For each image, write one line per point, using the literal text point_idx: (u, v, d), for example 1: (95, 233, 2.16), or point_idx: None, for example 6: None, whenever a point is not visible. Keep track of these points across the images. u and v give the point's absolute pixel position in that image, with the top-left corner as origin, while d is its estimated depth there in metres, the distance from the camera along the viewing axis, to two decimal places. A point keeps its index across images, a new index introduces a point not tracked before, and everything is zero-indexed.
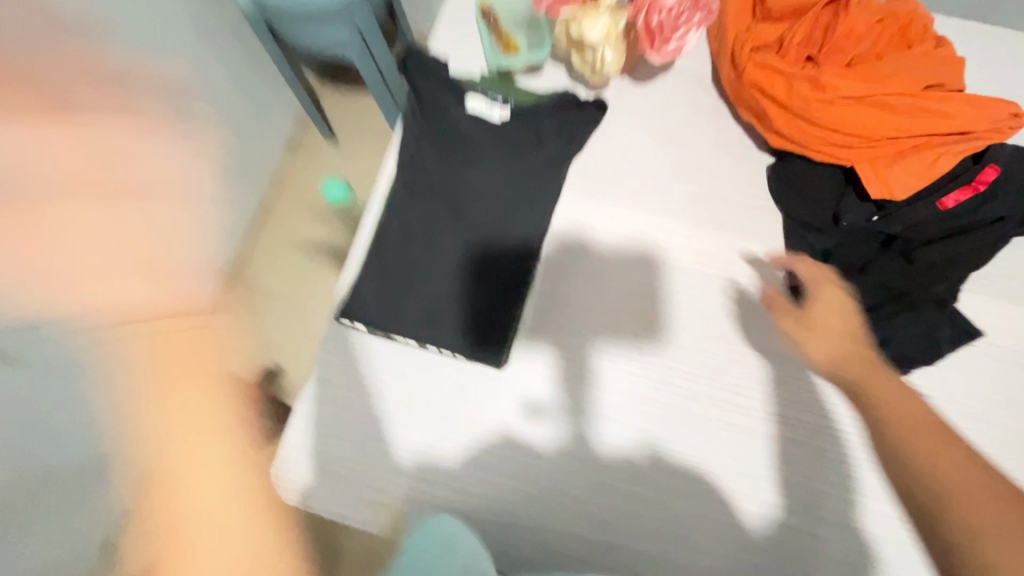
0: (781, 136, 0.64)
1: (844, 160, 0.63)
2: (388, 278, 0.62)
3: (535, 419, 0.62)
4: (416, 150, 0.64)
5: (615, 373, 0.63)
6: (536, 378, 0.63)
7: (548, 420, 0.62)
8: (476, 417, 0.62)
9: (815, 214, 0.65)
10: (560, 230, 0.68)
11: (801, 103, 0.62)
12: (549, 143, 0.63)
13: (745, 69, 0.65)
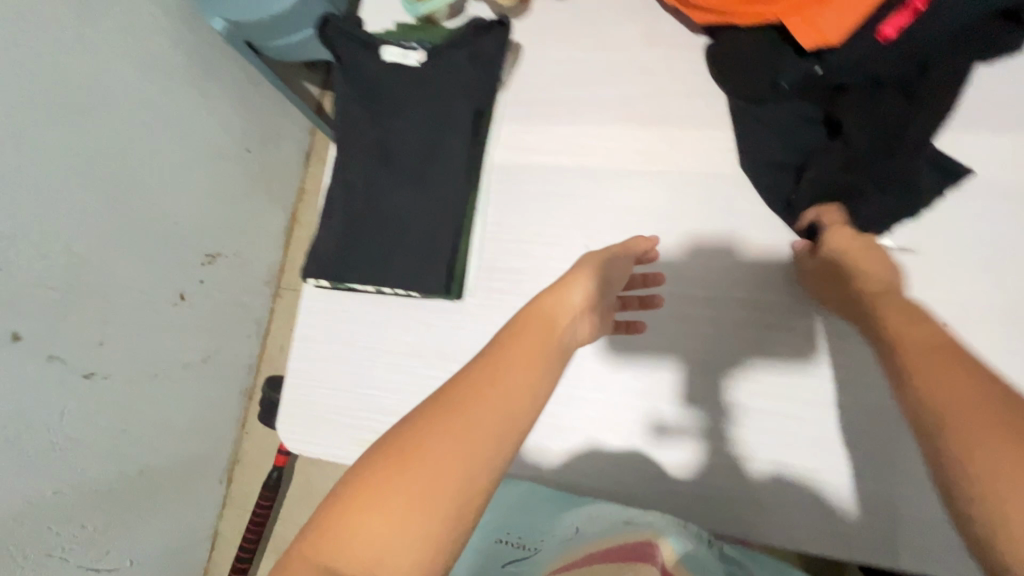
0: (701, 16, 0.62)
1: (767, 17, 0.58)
2: (339, 231, 0.66)
3: (668, 441, 0.61)
4: (348, 112, 0.67)
5: (759, 391, 0.59)
6: (659, 397, 0.62)
7: (681, 439, 0.60)
8: (608, 431, 0.63)
9: (755, 86, 0.61)
10: (505, 168, 0.69)
11: None
12: (465, 73, 0.64)
13: None
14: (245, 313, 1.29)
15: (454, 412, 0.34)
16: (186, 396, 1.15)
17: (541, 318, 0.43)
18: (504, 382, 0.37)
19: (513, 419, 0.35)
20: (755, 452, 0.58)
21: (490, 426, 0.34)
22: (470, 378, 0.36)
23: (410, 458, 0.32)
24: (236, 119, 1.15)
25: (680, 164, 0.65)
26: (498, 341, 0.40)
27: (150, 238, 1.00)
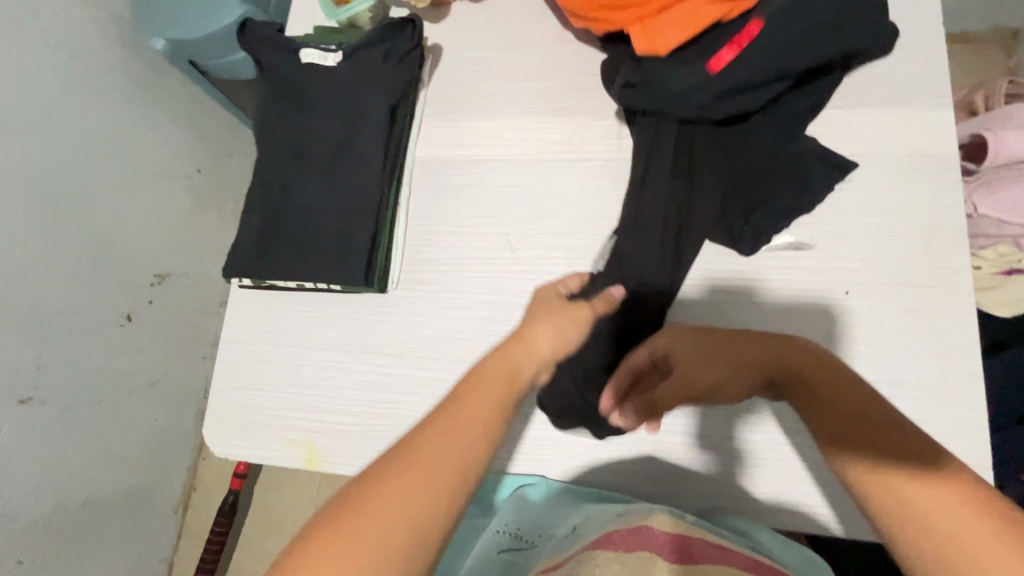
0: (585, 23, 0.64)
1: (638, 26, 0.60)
2: (259, 229, 0.66)
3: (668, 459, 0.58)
4: (267, 113, 0.68)
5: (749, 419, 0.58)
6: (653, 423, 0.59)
7: (681, 453, 0.58)
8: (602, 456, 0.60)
9: None
10: (426, 163, 0.70)
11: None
12: (378, 70, 0.66)
13: None
14: (199, 334, 1.26)
15: (385, 489, 0.32)
16: (135, 422, 1.11)
17: (498, 370, 0.39)
18: (444, 443, 0.34)
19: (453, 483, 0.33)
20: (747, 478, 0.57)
21: (421, 497, 0.32)
22: (408, 449, 0.33)
23: (340, 533, 0.30)
24: (184, 139, 1.14)
25: (595, 152, 0.67)
26: (443, 400, 0.37)
27: (90, 258, 0.98)
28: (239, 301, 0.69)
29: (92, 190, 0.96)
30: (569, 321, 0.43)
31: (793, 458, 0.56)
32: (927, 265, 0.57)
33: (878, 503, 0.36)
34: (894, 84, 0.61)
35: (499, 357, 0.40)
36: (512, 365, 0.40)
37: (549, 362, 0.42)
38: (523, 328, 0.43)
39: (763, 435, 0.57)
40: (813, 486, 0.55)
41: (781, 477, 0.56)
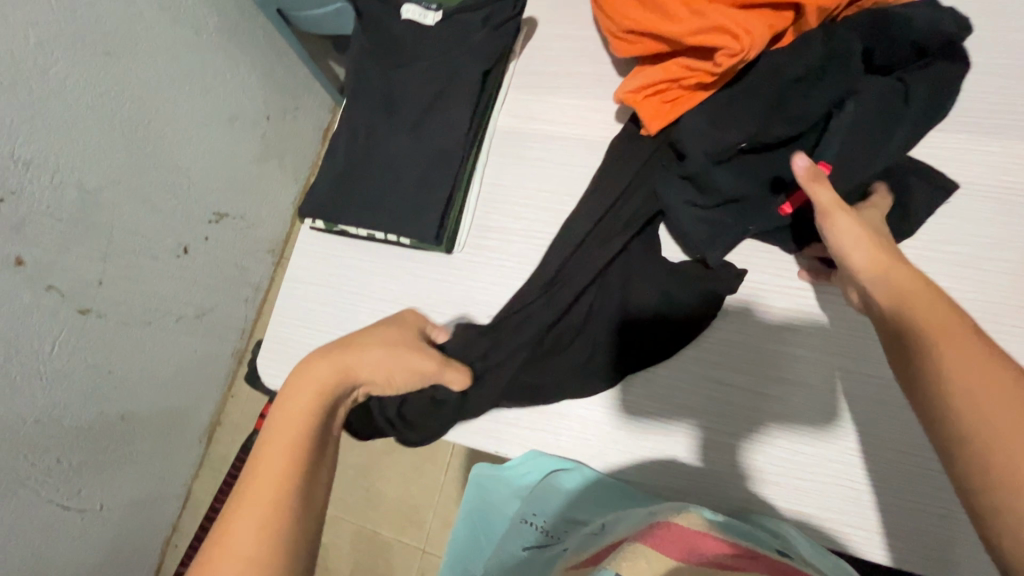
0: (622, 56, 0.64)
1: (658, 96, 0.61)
2: (338, 176, 0.68)
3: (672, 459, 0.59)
4: (361, 65, 0.70)
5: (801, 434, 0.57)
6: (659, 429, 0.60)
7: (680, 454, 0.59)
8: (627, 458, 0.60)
9: None
10: (506, 134, 0.71)
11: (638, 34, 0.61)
12: (475, 35, 0.66)
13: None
14: (245, 276, 1.30)
15: (248, 489, 0.38)
16: (177, 350, 1.16)
17: (340, 386, 0.46)
18: (287, 450, 0.40)
19: (304, 469, 0.39)
20: (787, 500, 0.56)
21: (272, 488, 0.38)
22: (257, 455, 0.40)
23: (226, 532, 0.36)
24: (259, 86, 1.17)
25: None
26: (287, 410, 0.42)
27: (160, 185, 1.02)
28: (305, 242, 0.71)
29: (171, 121, 1.00)
30: (406, 353, 0.51)
31: (810, 481, 0.55)
32: (1010, 305, 0.55)
33: (944, 410, 0.35)
34: (1000, 116, 0.59)
35: (332, 369, 0.45)
36: (345, 376, 0.46)
37: (383, 385, 0.51)
38: (359, 343, 0.49)
39: (775, 459, 0.57)
40: (834, 511, 0.54)
41: (797, 500, 0.55)
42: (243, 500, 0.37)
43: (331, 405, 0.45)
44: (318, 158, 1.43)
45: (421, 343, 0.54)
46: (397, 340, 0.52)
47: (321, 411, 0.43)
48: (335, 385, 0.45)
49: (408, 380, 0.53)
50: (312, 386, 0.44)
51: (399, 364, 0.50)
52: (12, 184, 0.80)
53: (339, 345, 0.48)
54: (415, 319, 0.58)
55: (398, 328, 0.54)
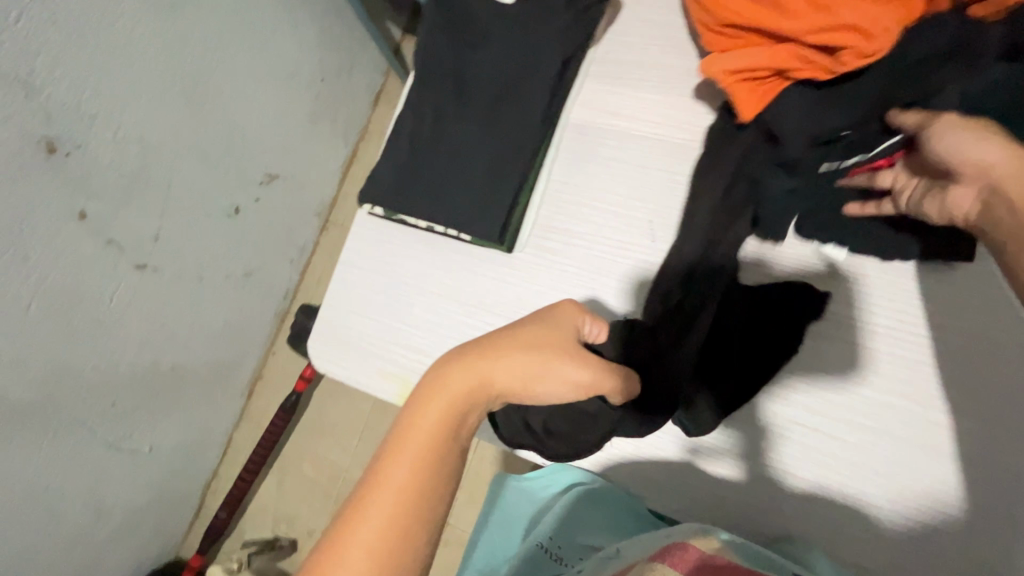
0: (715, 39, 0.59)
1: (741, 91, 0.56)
2: (401, 161, 0.65)
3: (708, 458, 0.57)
4: (431, 43, 0.66)
5: (820, 403, 0.56)
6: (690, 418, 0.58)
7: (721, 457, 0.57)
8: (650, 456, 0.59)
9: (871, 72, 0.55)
10: (578, 127, 0.66)
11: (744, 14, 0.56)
12: (557, 17, 0.61)
13: None
14: (291, 238, 1.31)
15: (364, 505, 0.33)
16: (225, 307, 1.17)
17: (475, 395, 0.39)
18: (410, 467, 0.35)
19: (427, 487, 0.35)
20: (808, 471, 0.55)
21: (390, 511, 0.33)
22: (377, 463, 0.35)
23: (337, 546, 0.32)
24: (316, 45, 1.14)
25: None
26: (413, 416, 0.37)
27: (218, 142, 1.01)
28: (361, 226, 0.70)
29: (230, 77, 0.98)
30: (558, 361, 0.41)
31: (833, 416, 0.55)
32: None
33: None
34: None
35: (466, 375, 0.39)
36: (480, 382, 0.39)
37: (526, 393, 0.42)
38: (506, 345, 0.41)
39: (799, 404, 0.56)
40: (862, 451, 0.54)
41: (821, 437, 0.55)
42: (357, 516, 0.33)
43: (461, 418, 0.38)
44: (368, 123, 1.40)
45: (574, 344, 0.44)
46: (552, 344, 0.42)
47: (448, 425, 0.37)
48: (469, 399, 0.38)
49: (560, 392, 0.42)
50: (439, 392, 0.38)
51: (542, 372, 0.41)
52: (78, 137, 0.78)
53: (477, 345, 0.41)
54: (578, 315, 0.46)
55: (553, 326, 0.44)
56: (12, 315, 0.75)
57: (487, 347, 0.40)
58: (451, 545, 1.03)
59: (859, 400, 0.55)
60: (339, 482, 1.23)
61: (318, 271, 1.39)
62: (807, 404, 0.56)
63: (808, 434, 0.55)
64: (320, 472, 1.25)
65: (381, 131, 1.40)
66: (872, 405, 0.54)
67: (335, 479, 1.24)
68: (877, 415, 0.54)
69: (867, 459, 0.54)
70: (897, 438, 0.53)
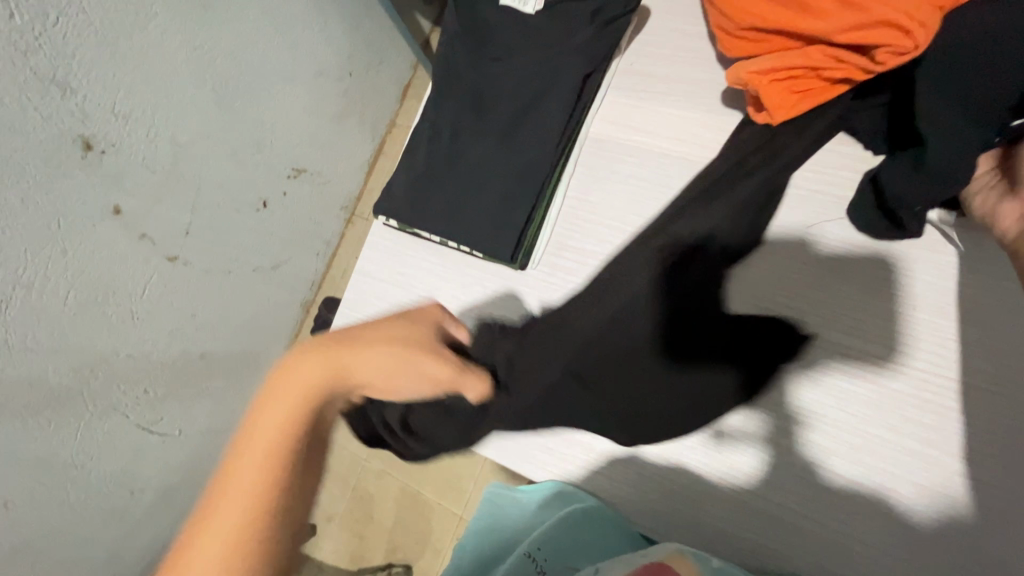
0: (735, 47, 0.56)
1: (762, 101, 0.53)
2: (417, 174, 0.64)
3: (732, 447, 0.54)
4: (450, 54, 0.65)
5: (849, 388, 0.52)
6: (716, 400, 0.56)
7: (745, 446, 0.54)
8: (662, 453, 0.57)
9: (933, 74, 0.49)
10: (599, 143, 0.64)
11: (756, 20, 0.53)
12: (580, 29, 0.59)
13: None
14: (317, 231, 1.32)
15: (213, 509, 0.35)
16: (252, 299, 1.20)
17: (325, 393, 0.41)
18: (264, 464, 0.36)
19: (282, 481, 0.36)
20: (829, 455, 0.52)
21: (232, 515, 0.34)
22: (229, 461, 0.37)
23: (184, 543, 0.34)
24: (344, 39, 1.14)
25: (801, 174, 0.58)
26: (263, 412, 0.39)
27: (247, 138, 1.02)
28: (377, 236, 0.70)
29: (259, 74, 0.99)
30: (413, 353, 0.44)
31: (850, 413, 0.52)
32: None
33: None
34: None
35: (321, 364, 0.41)
36: (336, 376, 0.41)
37: (374, 388, 0.44)
38: (356, 343, 0.43)
39: (818, 393, 0.53)
40: (877, 453, 0.50)
41: (834, 434, 0.52)
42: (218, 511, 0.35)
43: (316, 413, 0.40)
44: (395, 117, 1.40)
45: (431, 339, 0.46)
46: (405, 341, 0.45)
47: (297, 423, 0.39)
48: (320, 388, 0.40)
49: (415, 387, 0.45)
50: (287, 388, 0.40)
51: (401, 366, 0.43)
52: (112, 137, 0.79)
53: (333, 343, 0.43)
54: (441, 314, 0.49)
55: (419, 323, 0.46)
56: (49, 309, 0.79)
57: (354, 347, 0.43)
58: (461, 541, 1.02)
59: (891, 382, 0.51)
60: None
61: (342, 264, 1.40)
62: (833, 386, 0.53)
63: (834, 416, 0.52)
64: None
65: (408, 124, 1.39)
66: (904, 389, 0.51)
67: None
68: (909, 399, 0.50)
69: (895, 444, 0.50)
70: (928, 422, 0.49)
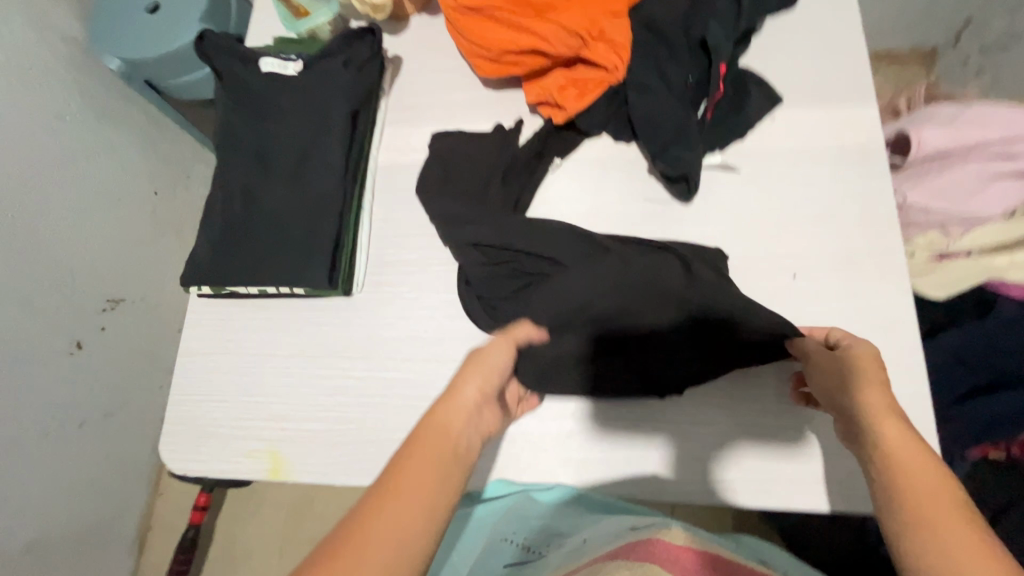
0: (497, 71, 0.66)
1: (560, 106, 0.64)
2: (220, 237, 0.66)
3: (642, 459, 0.58)
4: (226, 122, 0.68)
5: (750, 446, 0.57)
6: (636, 456, 0.59)
7: (651, 455, 0.58)
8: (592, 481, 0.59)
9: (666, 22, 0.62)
10: (388, 167, 0.71)
11: (512, 51, 0.64)
12: (338, 76, 0.67)
13: (470, 22, 0.65)
14: (157, 363, 1.21)
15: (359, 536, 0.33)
16: (82, 458, 1.05)
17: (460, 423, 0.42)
18: (406, 491, 0.35)
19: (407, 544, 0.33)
20: (751, 496, 0.56)
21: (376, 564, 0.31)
22: (368, 505, 0.34)
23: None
24: (141, 162, 1.10)
25: (584, 149, 0.67)
26: (412, 448, 0.38)
27: (37, 283, 0.93)
28: (194, 310, 0.68)
29: (38, 214, 0.91)
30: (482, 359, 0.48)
31: (760, 469, 0.57)
32: (869, 249, 0.61)
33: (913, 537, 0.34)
34: (831, 87, 0.66)
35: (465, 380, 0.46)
36: (463, 404, 0.44)
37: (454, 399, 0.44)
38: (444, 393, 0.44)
39: (738, 471, 0.57)
40: (787, 487, 0.55)
41: (751, 489, 0.56)
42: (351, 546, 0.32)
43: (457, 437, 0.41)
44: None
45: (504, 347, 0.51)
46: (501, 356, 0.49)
47: (444, 459, 0.38)
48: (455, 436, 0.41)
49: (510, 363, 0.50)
50: (435, 432, 0.40)
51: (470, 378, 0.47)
52: None
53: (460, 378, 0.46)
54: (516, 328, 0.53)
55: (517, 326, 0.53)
56: None
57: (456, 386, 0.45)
58: None
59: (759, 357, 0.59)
60: None
61: None
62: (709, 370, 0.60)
63: (745, 462, 0.57)
64: None
65: None
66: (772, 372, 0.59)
67: None
68: None
69: (791, 478, 0.56)
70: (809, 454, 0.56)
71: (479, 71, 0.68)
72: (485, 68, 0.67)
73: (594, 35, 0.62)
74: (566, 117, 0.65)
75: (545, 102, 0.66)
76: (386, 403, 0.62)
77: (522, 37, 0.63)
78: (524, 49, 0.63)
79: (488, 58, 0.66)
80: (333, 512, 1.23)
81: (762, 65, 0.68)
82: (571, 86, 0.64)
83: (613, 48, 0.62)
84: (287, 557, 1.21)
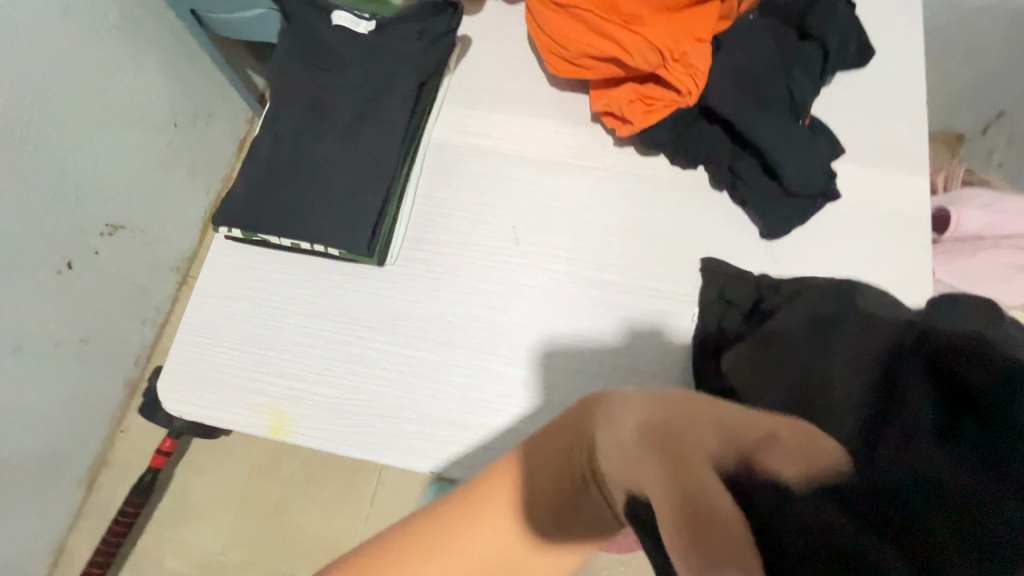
0: (572, 72, 0.66)
1: (628, 119, 0.64)
2: (260, 183, 0.64)
3: None
4: (288, 68, 0.67)
5: None
6: None
7: None
8: None
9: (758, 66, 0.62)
10: (440, 146, 0.70)
11: (593, 53, 0.64)
12: (412, 45, 0.66)
13: (557, 17, 0.65)
14: (143, 300, 1.17)
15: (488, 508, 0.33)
16: (53, 381, 1.01)
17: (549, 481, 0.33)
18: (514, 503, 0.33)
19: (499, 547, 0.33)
20: None
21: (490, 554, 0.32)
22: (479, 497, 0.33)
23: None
24: (168, 89, 1.06)
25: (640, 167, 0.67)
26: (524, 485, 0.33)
27: (41, 194, 0.89)
28: (218, 252, 0.66)
29: (56, 123, 0.87)
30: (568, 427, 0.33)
31: None
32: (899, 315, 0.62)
33: None
34: (888, 151, 0.67)
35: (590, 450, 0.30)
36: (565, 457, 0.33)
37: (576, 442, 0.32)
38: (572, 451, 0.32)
39: None
40: None
41: None
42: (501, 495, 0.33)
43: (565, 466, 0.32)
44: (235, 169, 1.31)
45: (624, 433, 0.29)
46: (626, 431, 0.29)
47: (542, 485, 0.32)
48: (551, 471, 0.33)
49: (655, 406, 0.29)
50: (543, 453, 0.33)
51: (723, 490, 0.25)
52: None
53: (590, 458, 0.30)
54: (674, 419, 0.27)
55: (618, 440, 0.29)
56: None
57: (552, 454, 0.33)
58: None
59: None
60: (215, 566, 1.15)
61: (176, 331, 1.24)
62: None
63: None
64: (185, 560, 1.15)
65: None
66: None
67: (212, 564, 1.15)
68: None
69: None
70: None
71: (550, 67, 0.68)
72: (561, 68, 0.67)
73: (677, 57, 0.61)
74: (630, 132, 0.65)
75: (613, 110, 0.66)
76: (399, 383, 0.61)
77: (605, 43, 0.63)
78: (604, 55, 0.63)
79: (567, 57, 0.65)
80: (296, 480, 1.19)
81: (827, 118, 0.69)
82: (640, 101, 0.64)
83: (691, 74, 0.61)
84: (242, 518, 1.18)
